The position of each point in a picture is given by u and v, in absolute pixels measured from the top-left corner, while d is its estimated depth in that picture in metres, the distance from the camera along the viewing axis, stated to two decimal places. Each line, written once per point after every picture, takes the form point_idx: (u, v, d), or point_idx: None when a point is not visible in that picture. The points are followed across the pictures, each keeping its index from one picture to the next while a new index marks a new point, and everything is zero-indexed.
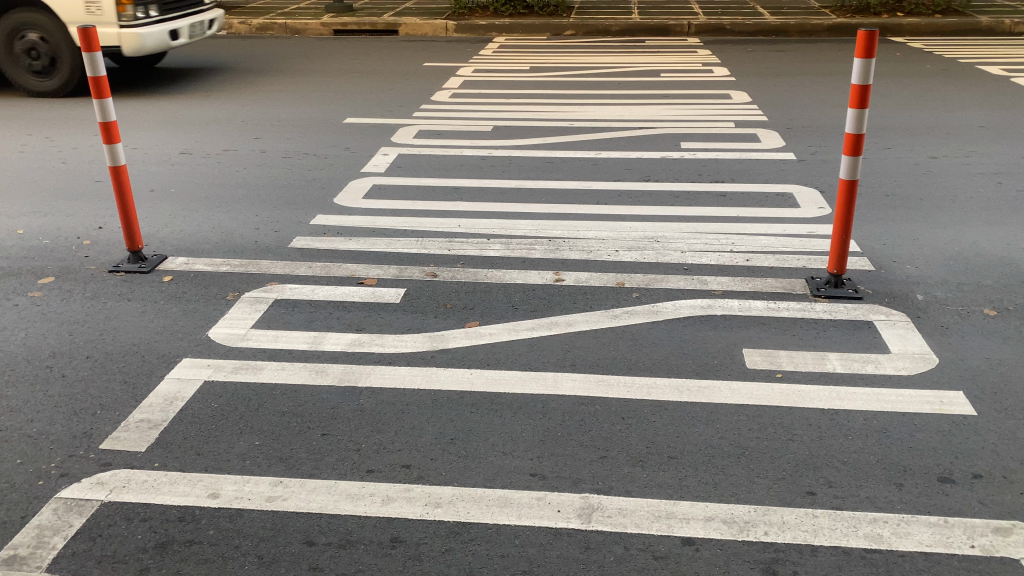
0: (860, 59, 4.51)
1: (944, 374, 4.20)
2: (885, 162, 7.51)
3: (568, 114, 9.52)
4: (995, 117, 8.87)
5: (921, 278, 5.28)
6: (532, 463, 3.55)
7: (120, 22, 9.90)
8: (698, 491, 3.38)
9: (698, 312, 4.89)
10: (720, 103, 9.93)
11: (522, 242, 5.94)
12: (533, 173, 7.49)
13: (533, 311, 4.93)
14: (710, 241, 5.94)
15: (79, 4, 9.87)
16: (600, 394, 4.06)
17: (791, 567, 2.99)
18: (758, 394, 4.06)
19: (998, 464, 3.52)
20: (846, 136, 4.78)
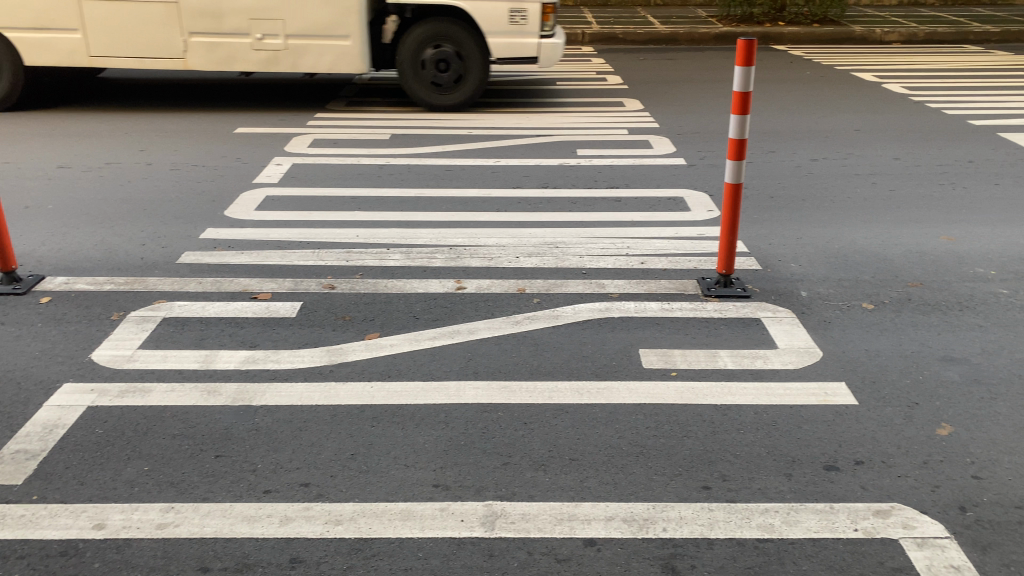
0: (741, 66, 4.67)
1: (827, 366, 4.41)
2: (771, 165, 7.85)
3: (467, 123, 9.54)
4: (871, 121, 9.40)
5: (805, 275, 5.53)
6: (435, 474, 3.53)
7: (541, 33, 9.60)
8: (599, 491, 3.44)
9: (596, 316, 4.98)
10: (614, 110, 10.15)
11: (423, 251, 5.91)
12: (432, 182, 7.46)
13: (434, 320, 4.91)
14: (607, 245, 6.06)
15: (501, 15, 9.54)
16: (502, 400, 4.08)
17: (689, 561, 3.07)
18: (656, 393, 4.16)
19: (878, 450, 3.72)
20: (730, 142, 4.95)
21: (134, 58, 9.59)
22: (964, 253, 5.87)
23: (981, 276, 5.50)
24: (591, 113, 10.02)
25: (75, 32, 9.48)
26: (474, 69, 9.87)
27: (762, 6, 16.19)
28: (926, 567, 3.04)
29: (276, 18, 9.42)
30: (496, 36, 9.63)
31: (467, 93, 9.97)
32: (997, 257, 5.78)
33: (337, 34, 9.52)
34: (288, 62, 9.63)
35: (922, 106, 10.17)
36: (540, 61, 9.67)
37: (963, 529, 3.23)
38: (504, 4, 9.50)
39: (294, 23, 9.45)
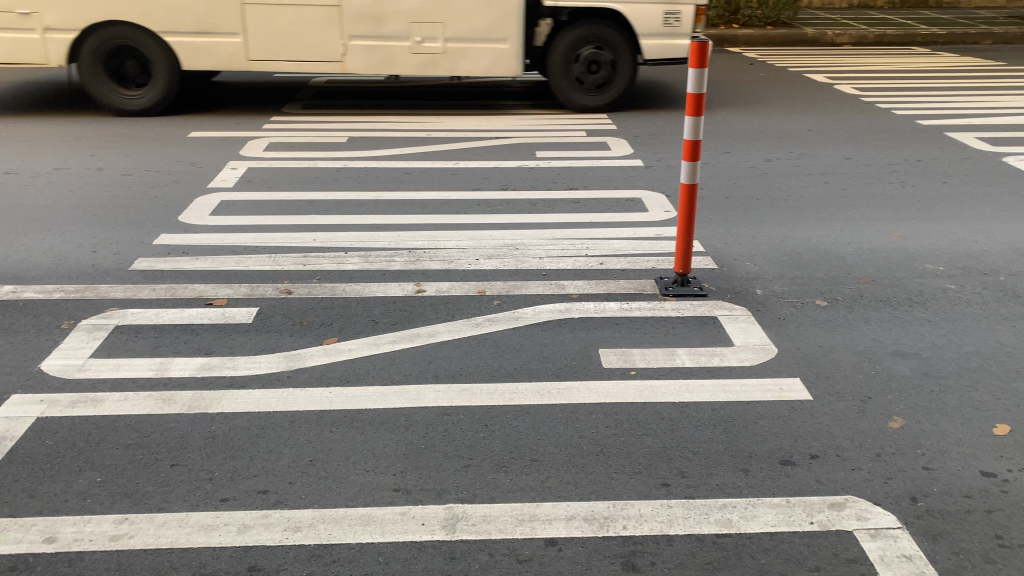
0: (695, 69, 4.74)
1: (782, 362, 4.49)
2: (726, 166, 7.96)
3: (425, 125, 9.52)
4: (823, 121, 9.60)
5: (760, 274, 5.62)
6: (395, 478, 3.51)
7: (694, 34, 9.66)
8: (560, 491, 3.45)
9: (556, 316, 5.00)
10: (572, 112, 10.20)
11: (381, 254, 5.89)
12: (390, 185, 7.43)
13: (393, 324, 4.88)
14: (566, 247, 6.09)
15: (657, 16, 9.60)
16: (462, 403, 4.07)
17: (649, 558, 3.10)
18: (615, 392, 4.19)
19: (832, 444, 3.79)
20: (685, 143, 5.01)
21: (294, 61, 9.50)
22: (913, 250, 6.01)
23: (930, 272, 5.64)
24: (549, 115, 10.06)
25: (404, 41, 9.44)
26: (623, 68, 9.97)
27: (716, 9, 16.42)
28: (879, 557, 3.10)
29: (440, 22, 9.39)
30: (652, 37, 9.67)
31: (616, 93, 10.09)
32: (945, 254, 5.93)
33: (500, 38, 9.48)
34: (447, 65, 9.54)
35: (872, 106, 10.40)
36: None
37: (914, 519, 3.31)
38: (660, 5, 9.55)
39: (457, 25, 9.39)
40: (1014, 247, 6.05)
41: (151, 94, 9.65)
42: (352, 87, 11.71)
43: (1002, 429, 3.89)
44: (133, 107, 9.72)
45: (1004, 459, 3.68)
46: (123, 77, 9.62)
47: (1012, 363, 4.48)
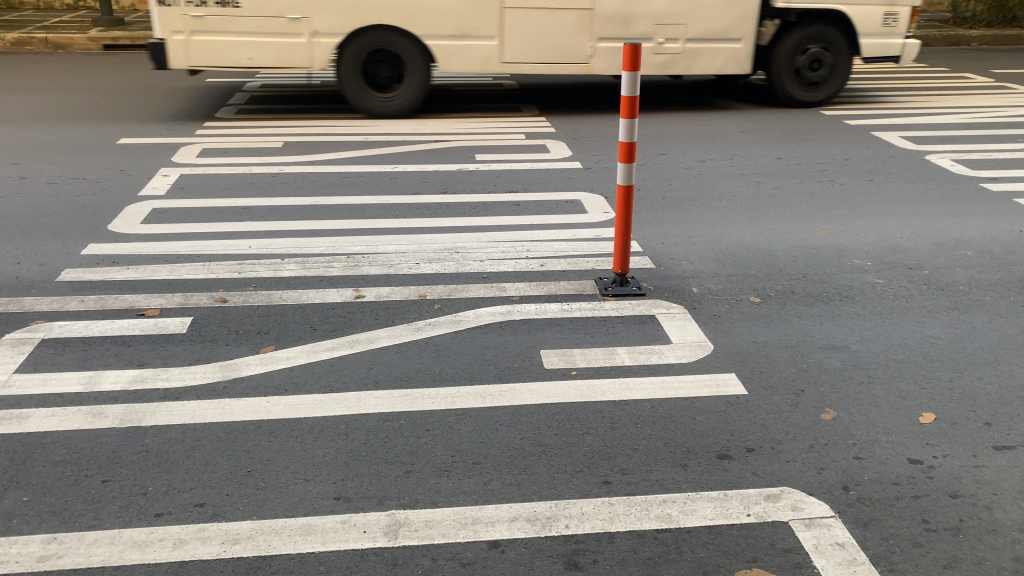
0: (628, 71, 4.81)
1: (718, 359, 4.58)
2: (662, 167, 8.08)
3: (363, 129, 9.44)
4: (753, 122, 9.82)
5: (696, 272, 5.73)
6: (335, 487, 3.48)
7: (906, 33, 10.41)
8: (503, 493, 3.46)
9: (497, 319, 5.01)
10: (511, 115, 10.24)
11: (319, 260, 5.82)
12: (328, 190, 7.34)
13: (332, 330, 4.83)
14: (507, 249, 6.11)
15: (876, 17, 10.30)
16: (404, 409, 4.05)
17: (591, 556, 3.13)
18: (556, 392, 4.22)
19: (767, 437, 3.88)
20: (620, 145, 5.08)
21: (545, 63, 9.79)
22: (842, 246, 6.20)
23: (859, 267, 5.83)
24: (488, 118, 10.08)
25: (641, 41, 9.82)
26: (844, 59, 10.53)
27: None
28: (813, 545, 3.19)
29: (683, 23, 9.84)
30: (870, 36, 10.35)
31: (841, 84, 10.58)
32: (872, 249, 6.13)
33: (735, 37, 10.00)
34: (684, 65, 10.00)
35: (801, 107, 10.69)
36: (901, 59, 10.41)
37: (846, 507, 3.41)
38: (881, 6, 10.26)
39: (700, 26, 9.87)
40: (937, 242, 6.29)
41: (407, 92, 9.90)
42: (288, 91, 11.56)
43: (928, 417, 4.04)
44: (389, 107, 10.00)
45: (930, 446, 3.82)
46: (373, 79, 9.86)
47: (936, 354, 4.65)
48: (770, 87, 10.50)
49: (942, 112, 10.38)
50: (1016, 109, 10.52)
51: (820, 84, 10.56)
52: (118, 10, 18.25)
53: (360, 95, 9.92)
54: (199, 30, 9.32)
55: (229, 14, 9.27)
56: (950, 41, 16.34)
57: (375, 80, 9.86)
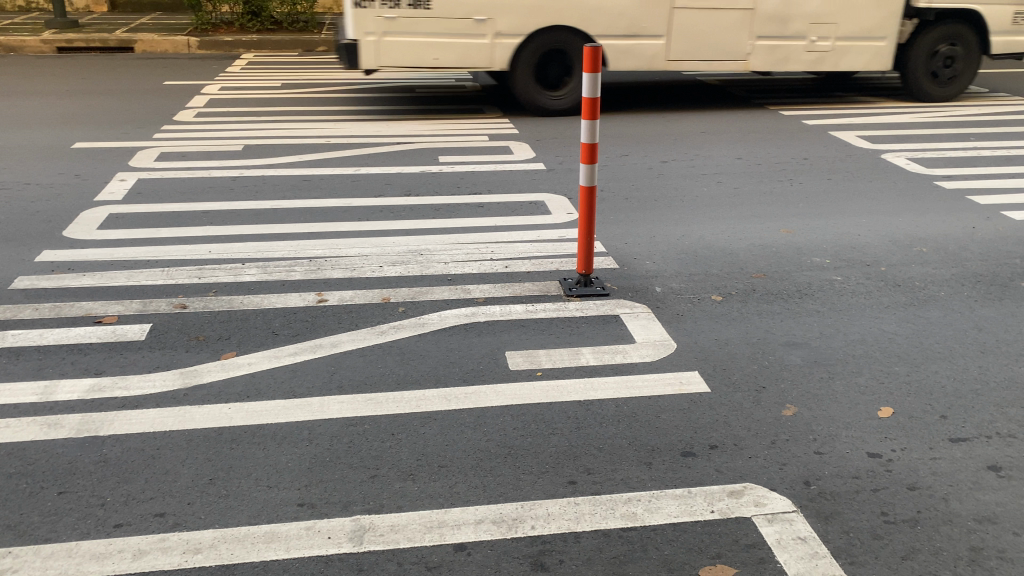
0: (588, 73, 4.83)
1: (681, 357, 4.62)
2: (624, 168, 8.13)
3: (325, 131, 9.38)
4: (714, 123, 9.92)
5: (659, 272, 5.77)
6: (299, 493, 3.44)
7: None
8: (468, 495, 3.45)
9: (462, 321, 5.00)
10: (475, 117, 10.24)
11: (280, 265, 5.76)
12: (289, 193, 7.26)
13: (294, 335, 4.79)
14: (471, 251, 6.10)
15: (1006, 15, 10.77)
16: (368, 413, 4.02)
17: (557, 556, 3.13)
18: (522, 393, 4.23)
19: (730, 434, 3.92)
20: (582, 146, 5.11)
21: (712, 62, 10.24)
22: (801, 244, 6.30)
23: (817, 264, 5.92)
24: (451, 120, 10.06)
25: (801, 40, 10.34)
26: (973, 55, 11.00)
27: None
28: (776, 540, 3.23)
29: (834, 23, 10.38)
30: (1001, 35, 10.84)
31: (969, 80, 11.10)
32: (831, 247, 6.23)
33: (877, 36, 10.55)
34: (832, 62, 10.55)
35: (760, 107, 10.84)
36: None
37: (808, 501, 3.46)
38: (1011, 6, 10.73)
39: (848, 26, 10.43)
40: (893, 239, 6.41)
41: (579, 88, 10.16)
42: (247, 93, 11.43)
43: (886, 411, 4.12)
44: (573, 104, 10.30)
45: (889, 440, 3.89)
46: (544, 80, 10.16)
47: (893, 349, 4.74)
48: (907, 88, 11.08)
49: (897, 112, 10.58)
50: (969, 108, 10.76)
51: (952, 80, 11.08)
52: (72, 11, 17.91)
53: (534, 98, 10.20)
54: (391, 31, 9.59)
55: (417, 16, 9.56)
56: None
57: (547, 82, 10.18)
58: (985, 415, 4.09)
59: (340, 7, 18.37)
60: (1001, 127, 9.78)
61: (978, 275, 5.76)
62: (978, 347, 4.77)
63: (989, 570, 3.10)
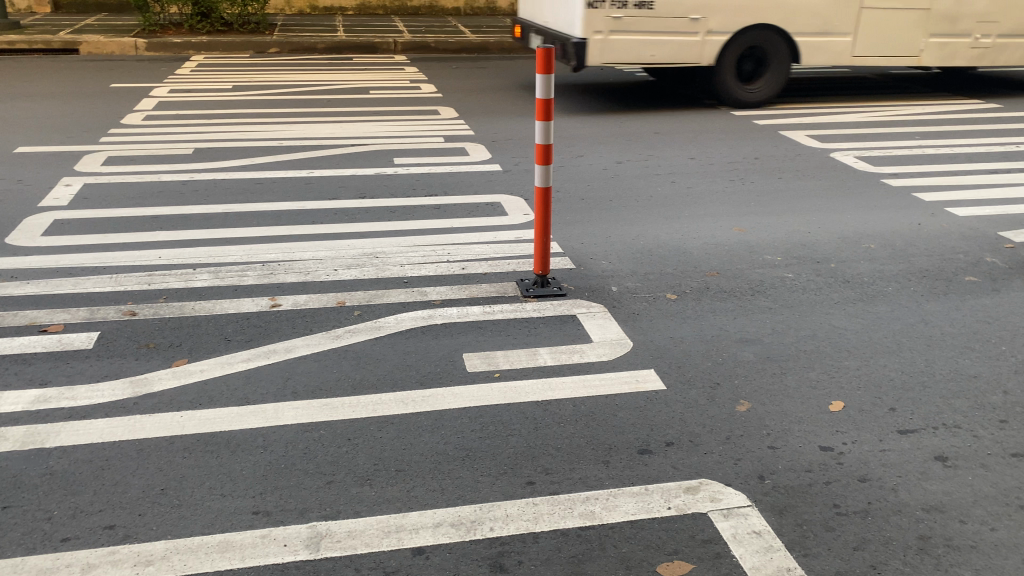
0: (541, 74, 4.83)
1: (637, 355, 4.66)
2: (580, 169, 8.17)
3: (278, 134, 9.26)
4: (667, 124, 10.03)
5: (615, 271, 5.81)
6: (254, 501, 3.39)
7: None
8: (426, 499, 3.43)
9: (419, 324, 4.97)
10: (430, 118, 10.20)
11: (233, 269, 5.67)
12: (240, 197, 7.15)
13: (248, 341, 4.72)
14: (427, 253, 6.07)
15: None
16: (323, 419, 3.98)
17: (516, 557, 3.13)
18: (479, 395, 4.22)
19: (686, 430, 3.96)
20: (537, 147, 5.12)
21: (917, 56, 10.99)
22: (753, 242, 6.39)
23: (769, 262, 6.01)
24: (405, 121, 10.00)
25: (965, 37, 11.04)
26: None
27: None
28: (732, 535, 3.27)
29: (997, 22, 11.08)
30: None
31: None
32: (782, 245, 6.34)
33: None
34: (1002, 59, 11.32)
35: (712, 107, 10.99)
36: None
37: (762, 496, 3.51)
38: None
39: (1006, 25, 11.13)
40: (842, 236, 6.54)
41: (773, 81, 10.93)
42: (196, 96, 11.23)
43: (837, 405, 4.20)
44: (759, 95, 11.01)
45: (840, 433, 3.96)
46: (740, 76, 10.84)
47: (843, 344, 4.84)
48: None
49: (845, 111, 10.80)
50: (916, 107, 11.03)
51: None
52: (14, 11, 17.44)
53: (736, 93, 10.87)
54: (615, 30, 9.95)
55: (641, 15, 9.97)
56: None
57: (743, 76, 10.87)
58: (932, 407, 4.20)
59: (291, 8, 18.14)
60: (944, 126, 10.05)
61: (924, 271, 5.90)
62: (925, 341, 4.89)
63: (937, 558, 3.18)
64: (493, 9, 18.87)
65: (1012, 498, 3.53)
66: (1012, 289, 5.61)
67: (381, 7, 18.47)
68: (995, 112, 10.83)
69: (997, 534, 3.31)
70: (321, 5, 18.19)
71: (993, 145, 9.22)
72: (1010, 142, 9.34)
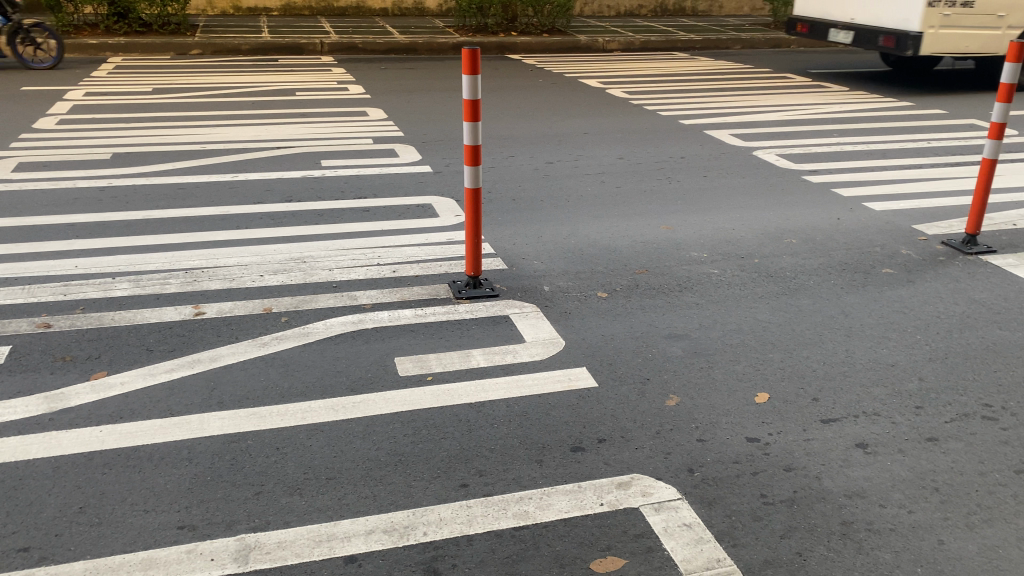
0: (468, 75, 4.83)
1: (569, 354, 4.69)
2: (509, 170, 8.19)
3: (200, 137, 9.03)
4: (595, 124, 10.12)
5: (547, 271, 5.83)
6: (180, 515, 3.30)
7: None
8: (359, 506, 3.39)
9: (348, 329, 4.91)
10: (357, 119, 10.08)
11: (154, 277, 5.51)
12: (161, 203, 6.94)
13: (171, 350, 4.59)
14: (357, 257, 5.99)
15: None
16: (251, 428, 3.89)
17: (450, 561, 3.12)
18: (412, 399, 4.19)
19: (617, 427, 4.01)
20: (465, 148, 5.10)
21: None
22: (681, 240, 6.49)
23: (696, 259, 6.12)
24: (333, 123, 9.87)
25: None
26: None
27: (494, 17, 16.68)
28: (663, 529, 3.31)
29: None
30: None
31: None
32: (707, 241, 6.47)
33: None
34: None
35: (639, 107, 11.14)
36: None
37: (692, 488, 3.57)
38: None
39: None
40: (765, 232, 6.71)
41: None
42: (113, 99, 10.87)
43: (762, 396, 4.30)
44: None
45: (766, 424, 4.06)
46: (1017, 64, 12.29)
47: (768, 336, 4.97)
48: None
49: (766, 111, 11.09)
50: (836, 105, 11.41)
51: None
52: None
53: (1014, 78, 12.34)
54: (943, 26, 11.37)
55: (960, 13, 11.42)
56: (773, 44, 16.81)
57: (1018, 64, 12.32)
58: (852, 395, 4.34)
59: (214, 9, 17.71)
60: (860, 123, 10.41)
61: (843, 264, 6.10)
62: (844, 332, 5.05)
63: (859, 542, 3.28)
64: (422, 9, 18.75)
65: (928, 481, 3.67)
66: (925, 280, 5.84)
67: (307, 7, 18.15)
68: (907, 110, 11.27)
69: (914, 517, 3.44)
70: (245, 6, 17.83)
71: (906, 142, 9.58)
72: (921, 139, 9.73)
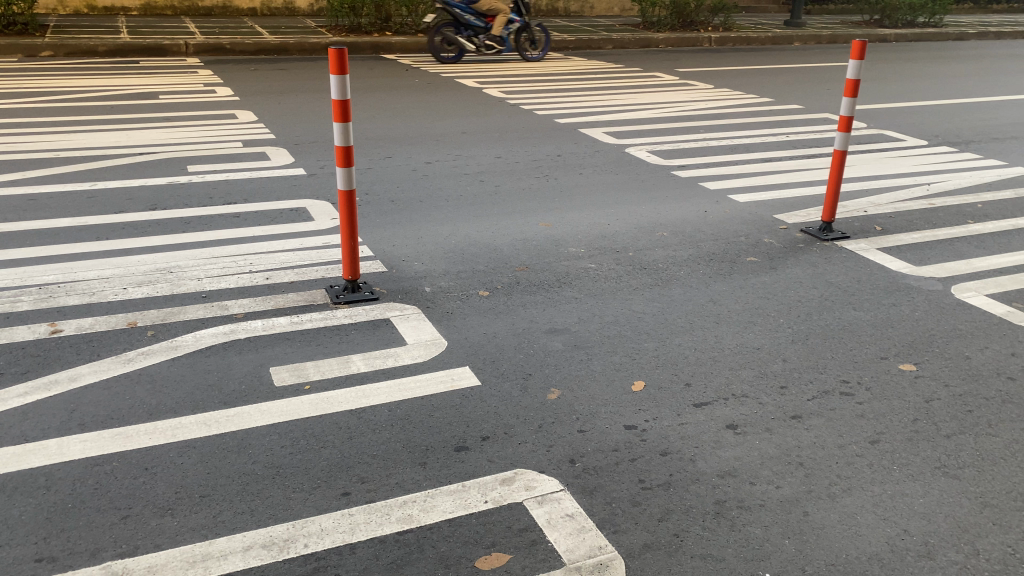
0: (336, 75, 4.75)
1: (451, 354, 4.68)
2: (387, 171, 8.11)
3: (53, 144, 8.50)
4: (472, 124, 10.14)
5: (427, 272, 5.81)
6: (38, 547, 3.10)
7: None
8: (235, 523, 3.27)
9: (220, 340, 4.72)
10: (226, 122, 9.72)
11: (4, 295, 5.14)
12: (9, 216, 6.48)
13: (23, 373, 4.29)
14: (227, 265, 5.77)
15: None
16: (116, 450, 3.68)
17: (332, 571, 3.06)
18: (289, 409, 4.08)
19: (500, 424, 4.03)
20: (337, 149, 5.01)
21: None
22: (559, 236, 6.60)
23: (574, 254, 6.24)
24: (200, 127, 9.49)
25: None
26: None
27: (368, 17, 16.44)
28: (546, 521, 3.36)
29: None
30: None
31: None
32: (584, 237, 6.61)
33: None
34: None
35: (516, 107, 11.24)
36: None
37: (574, 478, 3.64)
38: None
39: None
40: (639, 226, 6.91)
41: None
42: None
43: (639, 385, 4.43)
44: None
45: (642, 411, 4.19)
46: None
47: (643, 326, 5.12)
48: None
49: (636, 108, 11.42)
50: (704, 103, 11.87)
51: None
52: None
53: None
54: None
55: None
56: (642, 44, 17.35)
57: None
58: (723, 379, 4.53)
59: (66, 8, 16.72)
60: (726, 120, 10.87)
61: (711, 254, 6.36)
62: (714, 319, 5.26)
63: (732, 519, 3.42)
64: (293, 9, 18.30)
65: (793, 456, 3.87)
66: (787, 266, 6.16)
67: (169, 7, 17.37)
68: (766, 106, 11.86)
69: (781, 491, 3.62)
70: (100, 5, 16.90)
71: (767, 136, 10.10)
72: (779, 133, 10.27)
